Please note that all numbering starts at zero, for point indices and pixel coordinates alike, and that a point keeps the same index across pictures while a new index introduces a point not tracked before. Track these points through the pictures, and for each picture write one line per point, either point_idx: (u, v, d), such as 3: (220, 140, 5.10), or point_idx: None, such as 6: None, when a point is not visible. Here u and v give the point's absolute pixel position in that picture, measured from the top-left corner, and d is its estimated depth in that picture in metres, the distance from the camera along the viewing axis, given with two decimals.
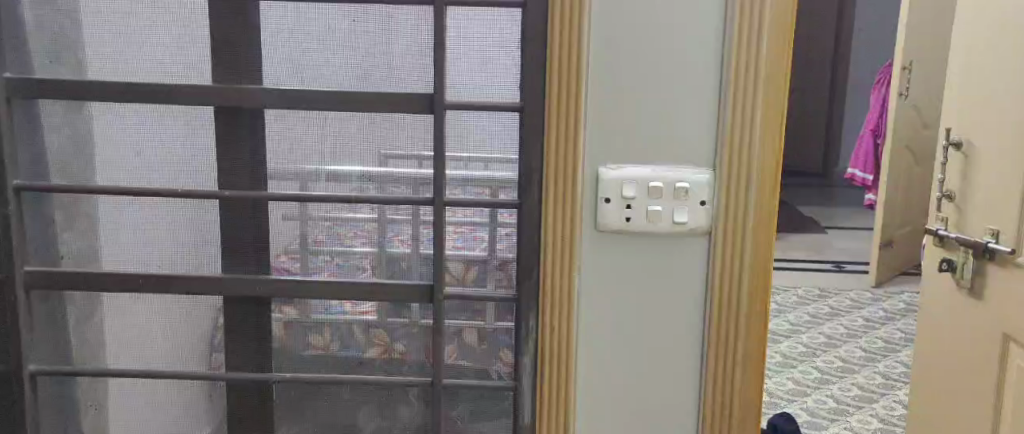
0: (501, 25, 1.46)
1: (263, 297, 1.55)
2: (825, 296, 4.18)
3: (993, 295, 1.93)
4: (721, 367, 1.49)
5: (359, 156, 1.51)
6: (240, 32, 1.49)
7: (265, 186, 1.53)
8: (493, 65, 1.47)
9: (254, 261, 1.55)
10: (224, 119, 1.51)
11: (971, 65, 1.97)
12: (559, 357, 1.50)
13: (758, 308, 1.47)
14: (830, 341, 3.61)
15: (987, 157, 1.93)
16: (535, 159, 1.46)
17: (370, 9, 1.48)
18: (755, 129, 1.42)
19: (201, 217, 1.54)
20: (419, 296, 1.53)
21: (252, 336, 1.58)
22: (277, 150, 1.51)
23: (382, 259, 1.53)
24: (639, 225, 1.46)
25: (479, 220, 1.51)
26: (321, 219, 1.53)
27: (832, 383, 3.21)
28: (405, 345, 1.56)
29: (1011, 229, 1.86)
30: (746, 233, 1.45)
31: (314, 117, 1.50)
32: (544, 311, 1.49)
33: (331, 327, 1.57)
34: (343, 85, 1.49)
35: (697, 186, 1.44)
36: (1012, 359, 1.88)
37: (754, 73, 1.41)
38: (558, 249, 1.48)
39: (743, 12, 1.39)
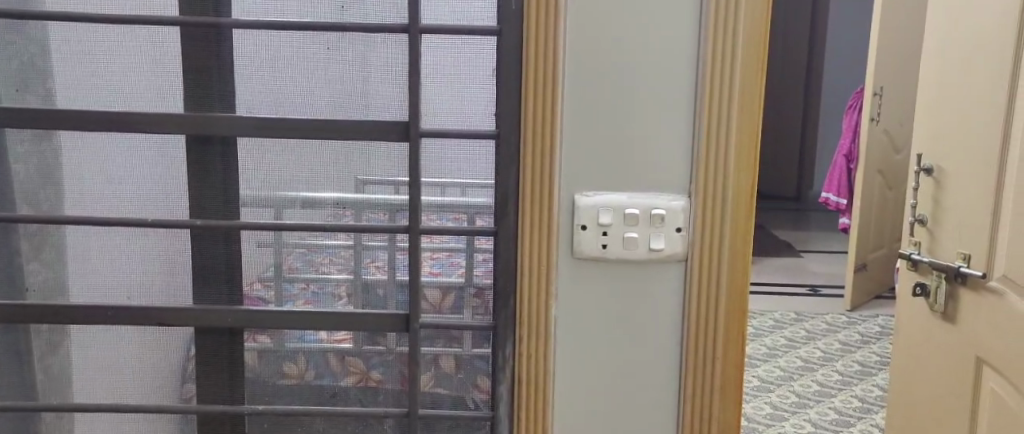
0: (477, 51, 1.45)
1: (235, 326, 1.53)
2: (802, 320, 4.19)
3: (965, 319, 1.93)
4: (699, 395, 1.48)
5: (335, 183, 1.49)
6: (212, 60, 1.47)
7: (238, 214, 1.51)
8: (469, 92, 1.46)
9: (227, 291, 1.53)
10: (198, 147, 1.49)
11: (943, 90, 1.99)
12: (535, 384, 1.49)
13: (735, 333, 1.46)
14: (807, 365, 3.61)
15: (958, 181, 1.94)
16: (511, 186, 1.46)
17: (344, 37, 1.46)
18: (730, 154, 1.42)
19: (174, 246, 1.52)
20: (394, 324, 1.51)
21: (225, 367, 1.56)
22: (251, 178, 1.50)
23: (358, 287, 1.52)
24: (615, 251, 1.45)
25: (457, 246, 1.50)
26: (296, 246, 1.51)
27: (810, 407, 3.21)
28: (381, 373, 1.54)
29: (981, 253, 1.87)
30: (722, 258, 1.45)
31: (290, 145, 1.49)
32: (520, 339, 1.49)
33: (305, 355, 1.55)
34: (317, 113, 1.48)
35: (672, 213, 1.44)
36: (984, 383, 1.89)
37: (728, 97, 1.41)
38: (535, 277, 1.47)
39: (717, 36, 1.40)
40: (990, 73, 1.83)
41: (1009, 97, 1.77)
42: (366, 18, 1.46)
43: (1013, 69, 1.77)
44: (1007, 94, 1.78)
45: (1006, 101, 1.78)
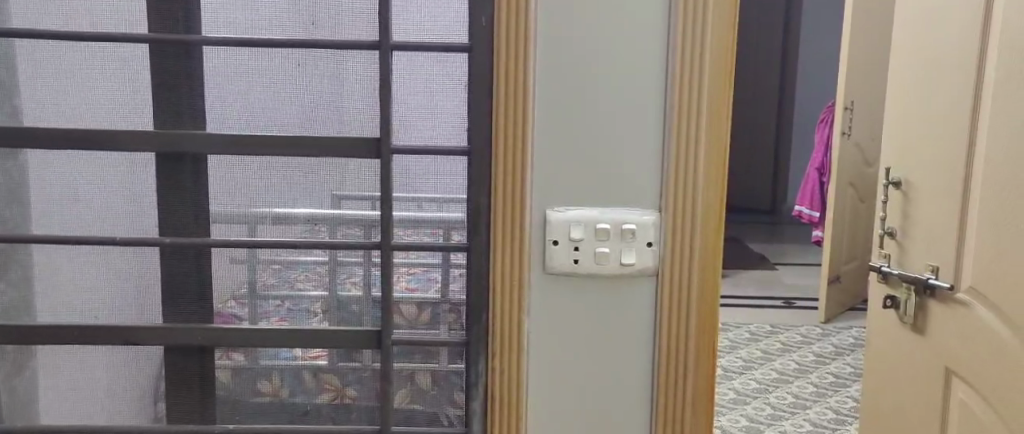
0: (450, 67, 1.46)
1: (207, 345, 1.52)
2: (777, 332, 4.21)
3: (934, 330, 1.96)
4: (671, 409, 1.49)
5: (310, 199, 1.49)
6: (182, 77, 1.47)
7: (210, 231, 1.51)
8: (441, 109, 1.47)
9: (197, 309, 1.52)
10: (168, 164, 1.49)
11: (909, 104, 2.01)
12: (508, 400, 1.50)
13: (706, 348, 1.47)
14: (782, 377, 3.63)
15: (926, 194, 1.96)
16: (483, 202, 1.46)
17: (316, 53, 1.46)
18: (700, 169, 1.43)
19: (145, 264, 1.51)
20: (367, 341, 1.51)
21: (195, 386, 1.55)
22: (222, 195, 1.49)
23: (332, 303, 1.51)
24: (587, 266, 1.46)
25: (432, 261, 1.50)
26: (271, 263, 1.51)
27: (785, 419, 3.22)
28: (357, 390, 1.54)
29: (949, 265, 1.89)
30: (692, 273, 1.46)
31: (264, 162, 1.48)
32: (493, 355, 1.49)
33: (279, 373, 1.54)
34: (289, 129, 1.47)
35: (643, 228, 1.45)
36: (954, 393, 1.92)
37: (697, 114, 1.42)
38: (507, 291, 1.47)
39: (684, 54, 1.41)
40: (954, 86, 1.86)
41: (974, 111, 1.81)
42: (337, 35, 1.46)
43: (977, 84, 1.80)
44: (972, 107, 1.81)
45: (970, 114, 1.81)
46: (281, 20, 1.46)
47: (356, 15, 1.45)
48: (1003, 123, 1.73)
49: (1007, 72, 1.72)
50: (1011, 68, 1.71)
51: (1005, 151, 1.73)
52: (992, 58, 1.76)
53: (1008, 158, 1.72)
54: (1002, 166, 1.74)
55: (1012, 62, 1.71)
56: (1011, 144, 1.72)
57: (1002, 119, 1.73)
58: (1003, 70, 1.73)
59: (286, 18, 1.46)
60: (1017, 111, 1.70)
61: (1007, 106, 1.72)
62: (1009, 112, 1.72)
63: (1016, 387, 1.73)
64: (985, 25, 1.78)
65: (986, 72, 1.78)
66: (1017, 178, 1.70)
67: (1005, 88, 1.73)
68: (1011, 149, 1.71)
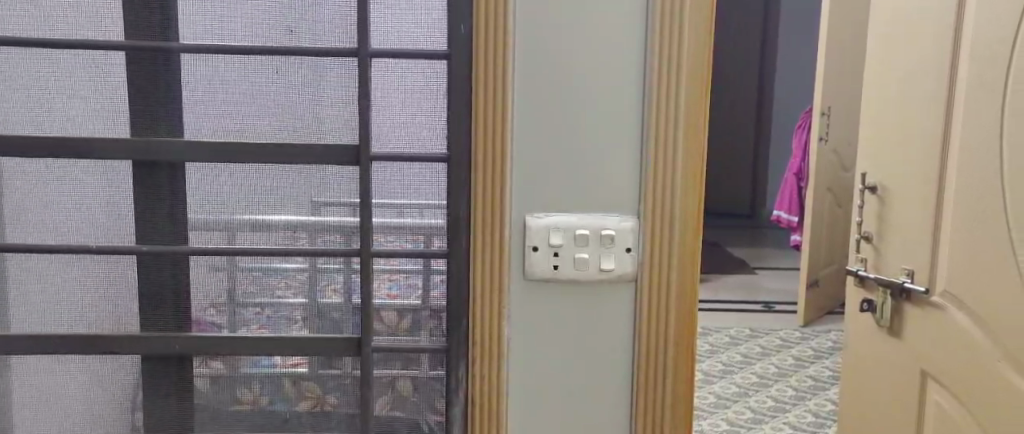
0: (428, 74, 1.46)
1: (185, 353, 1.52)
2: (756, 336, 4.24)
3: (910, 334, 1.97)
4: (651, 412, 1.49)
5: (290, 206, 1.49)
6: (159, 84, 1.47)
7: (187, 239, 1.50)
8: (420, 116, 1.47)
9: (175, 317, 1.52)
10: (145, 172, 1.48)
11: (883, 109, 2.03)
12: (489, 405, 1.50)
13: (685, 352, 1.48)
14: (762, 381, 3.65)
15: (900, 198, 1.97)
16: (462, 208, 1.46)
17: (295, 60, 1.46)
18: (678, 174, 1.44)
19: (122, 272, 1.51)
20: (347, 348, 1.51)
21: (173, 394, 1.54)
22: (201, 202, 1.49)
23: (313, 311, 1.51)
24: (566, 272, 1.46)
25: (413, 267, 1.50)
26: (250, 270, 1.50)
27: (765, 422, 3.24)
28: (337, 398, 1.53)
29: (924, 268, 1.91)
30: (670, 278, 1.46)
31: (243, 169, 1.48)
32: (474, 361, 1.49)
33: (260, 380, 1.54)
34: (268, 136, 1.47)
35: (622, 233, 1.46)
36: (930, 396, 1.94)
37: (675, 119, 1.43)
38: (487, 297, 1.47)
39: (662, 61, 1.42)
40: (927, 92, 1.88)
41: (946, 117, 1.83)
42: (316, 43, 1.46)
43: (950, 90, 1.82)
44: (944, 113, 1.83)
45: (944, 119, 1.83)
46: (259, 27, 1.46)
47: (335, 22, 1.45)
48: (975, 129, 1.76)
49: (979, 77, 1.75)
50: (983, 76, 1.74)
51: (976, 158, 1.76)
52: (964, 65, 1.79)
53: (980, 164, 1.75)
54: (974, 171, 1.76)
55: (983, 69, 1.74)
56: (983, 150, 1.74)
57: (974, 125, 1.76)
58: (974, 76, 1.76)
59: (264, 25, 1.46)
60: (988, 118, 1.73)
61: (979, 112, 1.75)
62: (980, 119, 1.75)
63: (994, 391, 1.76)
64: (956, 31, 1.80)
65: (958, 79, 1.81)
66: (990, 184, 1.73)
67: (976, 94, 1.75)
68: (983, 154, 1.74)
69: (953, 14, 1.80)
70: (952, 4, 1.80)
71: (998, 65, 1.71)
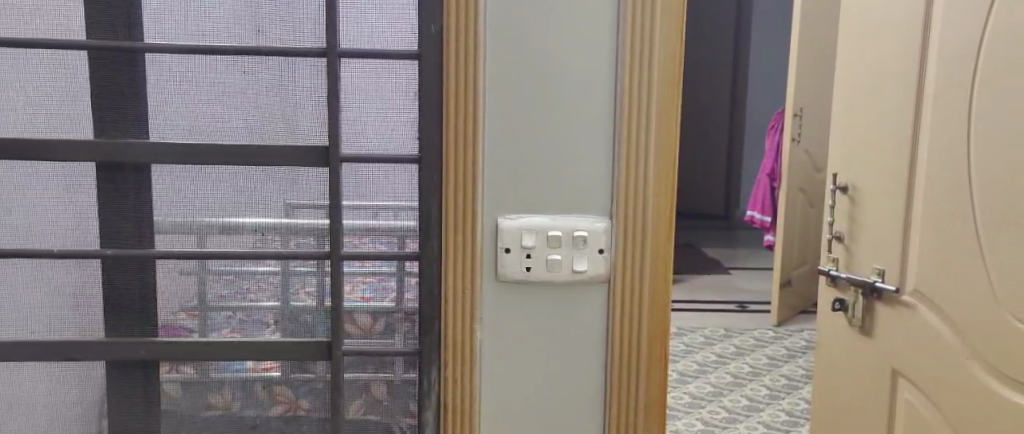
0: (399, 75, 1.45)
1: (151, 358, 1.49)
2: (730, 336, 4.24)
3: (881, 333, 1.98)
4: (624, 412, 1.48)
5: (263, 209, 1.47)
6: (123, 85, 1.44)
7: (154, 243, 1.47)
8: (391, 116, 1.45)
9: (140, 322, 1.50)
10: (109, 174, 1.46)
11: (852, 110, 2.03)
12: (461, 407, 1.48)
13: (658, 352, 1.47)
14: (736, 380, 3.66)
15: (870, 198, 1.98)
16: (434, 210, 1.45)
17: (263, 60, 1.44)
18: (650, 174, 1.43)
19: (86, 277, 1.48)
20: (318, 352, 1.49)
21: (139, 400, 1.51)
22: (169, 204, 1.46)
23: (285, 314, 1.49)
24: (539, 274, 1.46)
25: (387, 269, 1.48)
26: (221, 273, 1.48)
27: (739, 422, 3.24)
28: (310, 401, 1.51)
29: (894, 267, 1.92)
30: (643, 279, 1.46)
31: (213, 171, 1.46)
32: (446, 364, 1.48)
33: (231, 385, 1.51)
34: (236, 138, 1.45)
35: (594, 235, 1.45)
36: (901, 393, 1.95)
37: (647, 119, 1.42)
38: (459, 299, 1.46)
39: (633, 62, 1.41)
40: (896, 92, 1.89)
41: (915, 117, 1.84)
42: (284, 43, 1.44)
43: (918, 91, 1.83)
44: (913, 113, 1.84)
45: (913, 119, 1.84)
46: (226, 26, 1.44)
47: (303, 22, 1.44)
48: (943, 130, 1.77)
49: (947, 78, 1.75)
50: (950, 78, 1.75)
51: (945, 158, 1.76)
52: (932, 66, 1.79)
53: (948, 165, 1.76)
54: (942, 172, 1.77)
55: (950, 70, 1.75)
56: (951, 151, 1.75)
57: (942, 126, 1.77)
58: (942, 78, 1.77)
59: (232, 25, 1.44)
60: (956, 118, 1.74)
61: (946, 113, 1.76)
62: (948, 120, 1.76)
63: (962, 390, 1.77)
64: (924, 33, 1.81)
65: (926, 79, 1.81)
66: (957, 183, 1.74)
67: (944, 95, 1.76)
68: (951, 156, 1.75)
69: (921, 16, 1.81)
70: (920, 6, 1.81)
71: (965, 66, 1.71)
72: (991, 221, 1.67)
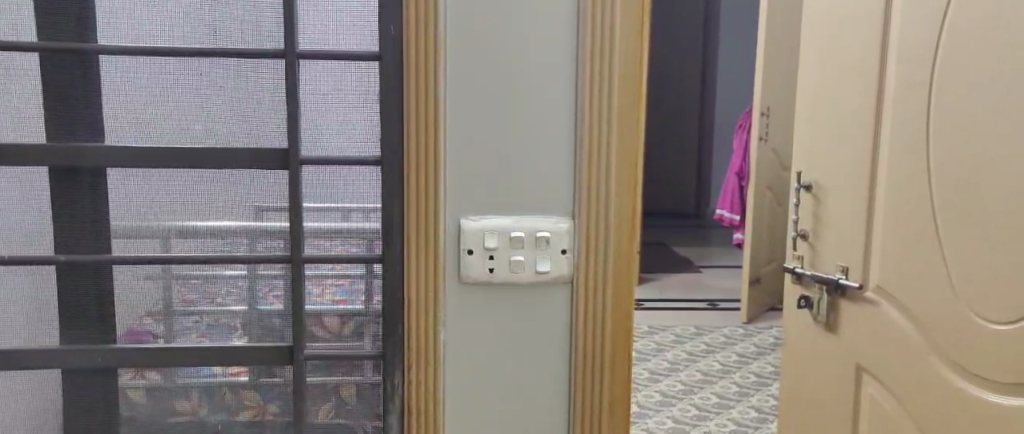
0: (359, 76, 1.43)
1: (109, 366, 1.47)
2: (701, 334, 4.26)
3: (845, 329, 1.99)
4: (588, 411, 1.48)
5: (232, 211, 1.45)
6: (76, 89, 1.43)
7: (110, 248, 1.46)
8: (351, 117, 1.44)
9: (97, 330, 1.48)
10: (63, 178, 1.44)
11: (814, 109, 2.05)
12: (425, 409, 1.48)
13: (621, 352, 1.47)
14: (706, 378, 3.67)
15: (833, 196, 1.99)
16: (395, 211, 1.44)
17: (220, 62, 1.43)
18: (612, 174, 1.43)
19: (42, 285, 1.46)
20: (281, 357, 1.48)
21: (97, 407, 1.49)
22: (130, 209, 1.45)
23: (252, 318, 1.48)
24: (501, 275, 1.45)
25: (356, 272, 1.47)
26: (187, 277, 1.46)
27: (710, 419, 3.25)
28: (277, 406, 1.50)
29: (857, 264, 1.93)
30: (606, 278, 1.45)
31: (175, 175, 1.44)
32: (409, 366, 1.47)
33: (198, 391, 1.49)
34: (193, 140, 1.43)
35: (557, 235, 1.44)
36: (865, 389, 1.96)
37: (608, 118, 1.42)
38: (422, 301, 1.45)
39: (594, 63, 1.41)
40: (858, 90, 1.90)
41: (876, 116, 1.85)
42: (243, 44, 1.42)
43: (878, 90, 1.84)
44: (873, 111, 1.85)
45: (874, 117, 1.85)
46: (180, 28, 1.42)
47: (261, 23, 1.42)
48: (903, 129, 1.78)
49: (906, 77, 1.77)
50: (909, 77, 1.76)
51: (904, 156, 1.78)
52: (891, 66, 1.81)
53: (907, 163, 1.77)
54: (902, 170, 1.79)
55: (909, 69, 1.76)
56: (910, 150, 1.76)
57: (902, 124, 1.78)
58: (902, 77, 1.78)
59: (186, 27, 1.42)
60: (914, 117, 1.75)
61: (905, 112, 1.77)
62: (907, 118, 1.77)
63: (924, 385, 1.78)
64: (883, 33, 1.83)
65: (886, 78, 1.83)
66: (917, 181, 1.75)
67: (903, 94, 1.78)
68: (911, 153, 1.76)
69: (881, 16, 1.83)
70: (880, 6, 1.83)
71: (922, 65, 1.73)
72: (948, 218, 1.69)
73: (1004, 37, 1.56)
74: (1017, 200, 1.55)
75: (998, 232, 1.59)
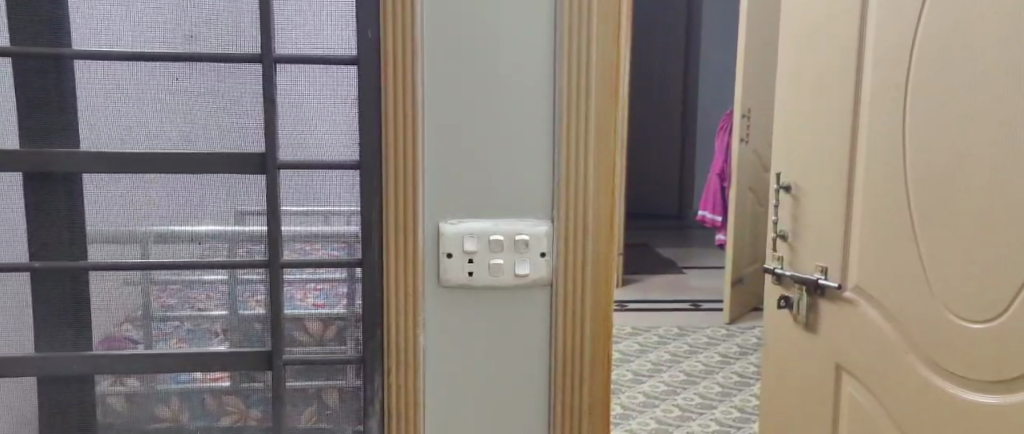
0: (336, 80, 1.43)
1: (85, 373, 1.47)
2: (684, 334, 4.27)
3: (825, 329, 2.00)
4: (568, 414, 1.48)
5: (213, 216, 1.45)
6: (51, 93, 1.42)
7: (86, 254, 1.45)
8: (329, 121, 1.44)
9: (73, 337, 1.47)
10: (38, 185, 1.43)
11: (792, 111, 2.05)
12: (405, 412, 1.47)
13: (601, 354, 1.47)
14: (689, 378, 3.68)
15: (812, 197, 2.00)
16: (374, 215, 1.44)
17: (196, 66, 1.42)
18: (590, 175, 1.43)
19: (17, 291, 1.45)
20: (262, 362, 1.47)
21: (73, 415, 1.48)
22: (109, 215, 1.44)
23: (233, 323, 1.47)
24: (481, 278, 1.45)
25: (338, 276, 1.46)
26: (168, 282, 1.46)
27: (693, 419, 3.26)
28: (260, 411, 1.49)
29: (836, 264, 1.94)
30: (585, 281, 1.45)
31: (153, 180, 1.43)
32: (389, 370, 1.46)
33: (179, 397, 1.49)
34: (170, 145, 1.43)
35: (536, 238, 1.44)
36: (845, 388, 1.96)
37: (586, 121, 1.42)
38: (402, 304, 1.45)
39: (572, 66, 1.41)
40: (835, 92, 1.91)
41: (853, 117, 1.86)
42: (219, 48, 1.42)
43: (856, 91, 1.85)
44: (851, 112, 1.86)
45: (851, 118, 1.86)
46: (156, 33, 1.41)
47: (238, 27, 1.41)
48: (879, 130, 1.79)
49: (883, 78, 1.78)
50: (885, 79, 1.77)
51: (882, 157, 1.79)
52: (868, 67, 1.82)
53: (885, 164, 1.78)
54: (880, 171, 1.80)
55: (885, 71, 1.77)
56: (887, 151, 1.77)
57: (879, 125, 1.79)
58: (878, 79, 1.79)
59: (162, 31, 1.41)
60: (891, 119, 1.76)
61: (882, 113, 1.78)
62: (884, 119, 1.78)
63: (902, 384, 1.79)
64: (860, 35, 1.84)
65: (863, 79, 1.84)
66: (894, 181, 1.76)
67: (880, 95, 1.79)
68: (888, 154, 1.77)
69: (857, 17, 1.84)
70: (857, 8, 1.84)
71: (898, 67, 1.74)
72: (925, 218, 1.70)
73: (979, 39, 1.57)
74: (993, 200, 1.56)
75: (974, 231, 1.60)
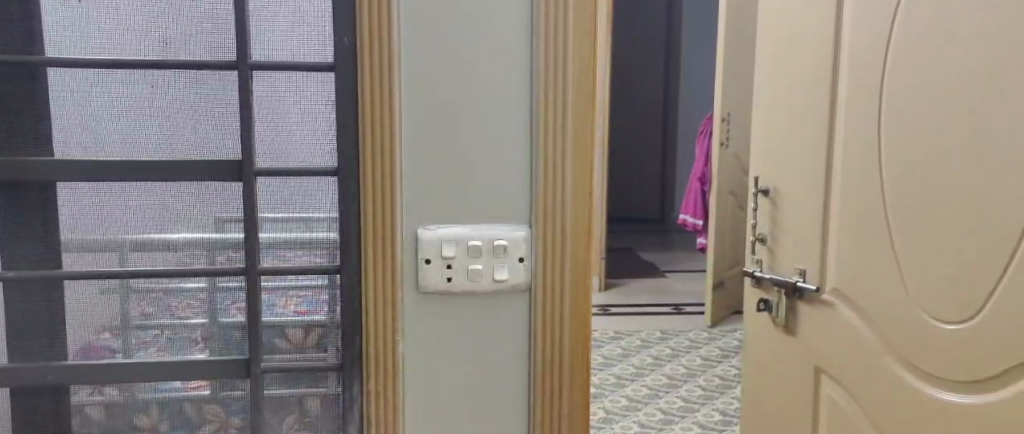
0: (312, 86, 1.42)
1: (61, 383, 1.46)
2: (666, 338, 4.28)
3: (803, 331, 2.01)
4: (547, 418, 1.48)
5: (193, 223, 1.44)
6: (25, 101, 1.41)
7: (62, 262, 1.44)
8: (305, 127, 1.43)
9: (48, 347, 1.46)
10: (12, 193, 1.42)
11: (769, 115, 2.06)
12: (383, 419, 1.47)
13: (579, 359, 1.47)
14: (671, 382, 3.68)
15: (789, 201, 2.01)
16: (352, 221, 1.43)
17: (172, 72, 1.41)
18: (568, 181, 1.43)
19: None
20: (241, 369, 1.47)
21: (48, 424, 1.47)
22: (85, 223, 1.43)
23: (213, 331, 1.46)
24: (459, 284, 1.45)
25: (319, 283, 1.46)
26: (147, 291, 1.45)
27: (675, 423, 3.26)
28: (241, 419, 1.48)
29: (813, 267, 1.95)
30: (563, 286, 1.45)
31: (131, 187, 1.42)
32: (369, 376, 1.46)
33: (158, 406, 1.47)
34: (147, 152, 1.42)
35: (515, 244, 1.44)
36: (824, 390, 1.97)
37: (562, 127, 1.42)
38: (380, 311, 1.45)
39: (548, 71, 1.41)
40: (811, 96, 1.92)
41: (829, 120, 1.87)
42: (194, 55, 1.41)
43: (832, 94, 1.86)
44: (827, 116, 1.87)
45: (827, 121, 1.87)
46: (130, 40, 1.40)
47: (212, 34, 1.41)
48: (855, 133, 1.80)
49: (858, 81, 1.79)
50: (860, 82, 1.78)
51: (857, 160, 1.80)
52: (843, 70, 1.83)
53: (860, 166, 1.79)
54: (856, 174, 1.81)
55: (860, 74, 1.78)
56: (863, 154, 1.78)
57: (854, 128, 1.80)
58: (853, 82, 1.80)
59: (136, 38, 1.40)
60: (866, 122, 1.77)
61: (857, 116, 1.79)
62: (859, 122, 1.79)
63: (880, 385, 1.80)
64: (835, 39, 1.85)
65: (838, 83, 1.85)
66: (869, 183, 1.77)
67: (855, 98, 1.80)
68: (863, 157, 1.78)
69: (833, 21, 1.85)
70: (832, 12, 1.85)
71: (873, 70, 1.75)
72: (901, 221, 1.71)
73: (952, 43, 1.59)
74: (968, 203, 1.57)
75: (949, 234, 1.61)
